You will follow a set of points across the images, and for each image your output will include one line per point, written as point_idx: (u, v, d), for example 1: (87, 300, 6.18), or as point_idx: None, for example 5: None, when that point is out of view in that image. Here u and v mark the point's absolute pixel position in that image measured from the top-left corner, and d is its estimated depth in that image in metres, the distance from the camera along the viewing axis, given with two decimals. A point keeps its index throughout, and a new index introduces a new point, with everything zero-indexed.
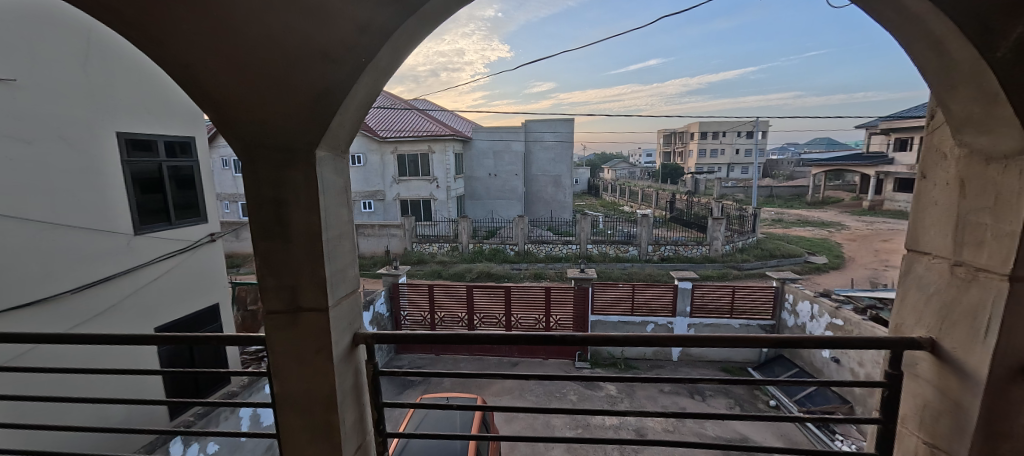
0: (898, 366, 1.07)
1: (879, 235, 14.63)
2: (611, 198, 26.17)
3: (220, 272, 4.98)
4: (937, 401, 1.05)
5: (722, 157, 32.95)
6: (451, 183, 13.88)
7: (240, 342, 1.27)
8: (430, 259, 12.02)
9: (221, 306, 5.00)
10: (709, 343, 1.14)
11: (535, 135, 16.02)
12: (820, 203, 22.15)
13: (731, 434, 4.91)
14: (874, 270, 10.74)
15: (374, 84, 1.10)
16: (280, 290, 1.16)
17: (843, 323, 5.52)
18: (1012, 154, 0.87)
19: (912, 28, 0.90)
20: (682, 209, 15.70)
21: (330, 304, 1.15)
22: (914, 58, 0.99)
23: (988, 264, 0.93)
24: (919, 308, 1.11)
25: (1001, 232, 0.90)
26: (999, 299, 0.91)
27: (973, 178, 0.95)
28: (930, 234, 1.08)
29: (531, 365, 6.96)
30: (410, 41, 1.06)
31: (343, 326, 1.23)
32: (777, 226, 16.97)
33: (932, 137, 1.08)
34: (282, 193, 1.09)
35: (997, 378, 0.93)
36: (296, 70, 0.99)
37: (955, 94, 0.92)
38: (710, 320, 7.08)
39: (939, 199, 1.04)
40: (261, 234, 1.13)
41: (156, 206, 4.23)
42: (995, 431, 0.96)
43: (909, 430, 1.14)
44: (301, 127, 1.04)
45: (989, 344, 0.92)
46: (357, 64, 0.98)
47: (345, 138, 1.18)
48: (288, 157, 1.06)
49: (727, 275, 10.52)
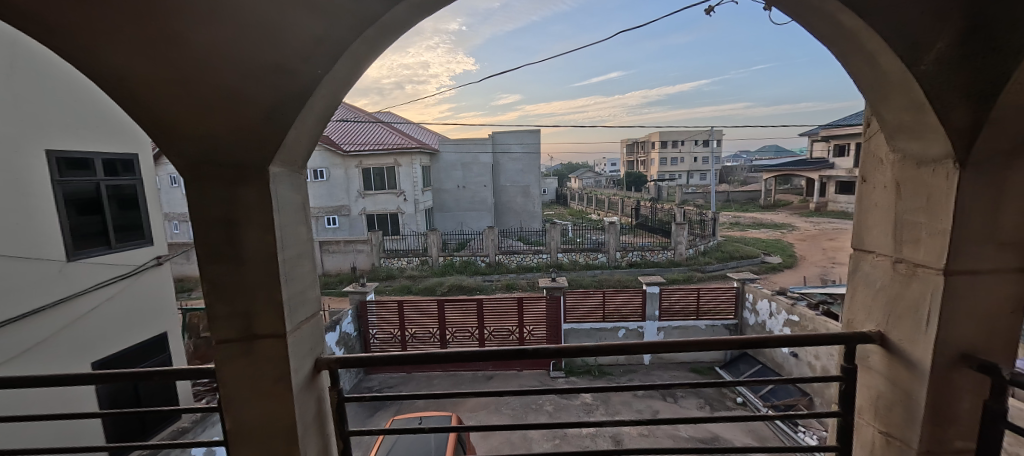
0: (851, 359, 1.13)
1: (825, 235, 15.76)
2: (579, 206, 26.71)
3: (169, 299, 4.64)
4: (889, 392, 1.11)
5: (681, 164, 34.60)
6: (419, 196, 13.67)
7: (188, 375, 1.14)
8: (399, 274, 11.71)
9: (170, 335, 4.64)
10: (679, 347, 1.18)
11: (504, 146, 16.12)
12: (772, 205, 23.57)
13: (703, 433, 5.04)
14: (823, 268, 11.55)
15: (333, 95, 1.06)
16: (232, 317, 1.08)
17: (799, 319, 5.85)
18: (940, 159, 0.95)
19: (849, 43, 0.96)
20: (647, 216, 16.23)
21: (288, 329, 1.09)
22: (848, 69, 1.06)
23: (924, 260, 1.00)
24: (868, 304, 1.17)
25: (935, 229, 0.98)
26: (936, 293, 0.98)
27: (909, 180, 1.03)
28: (873, 234, 1.15)
29: (506, 378, 6.86)
30: (369, 52, 1.03)
31: (304, 351, 1.16)
32: (736, 229, 17.99)
33: (869, 144, 1.17)
34: (234, 212, 1.02)
35: (939, 367, 0.99)
36: (247, 83, 0.93)
37: (887, 103, 0.99)
38: (678, 323, 7.31)
39: (879, 200, 1.12)
40: (210, 258, 1.05)
41: (94, 229, 3.85)
42: (940, 420, 1.03)
43: (866, 421, 1.19)
44: (254, 143, 0.98)
45: (931, 335, 0.99)
46: (313, 74, 0.94)
47: (301, 153, 1.13)
48: (240, 175, 1.00)
49: (692, 278, 10.96)
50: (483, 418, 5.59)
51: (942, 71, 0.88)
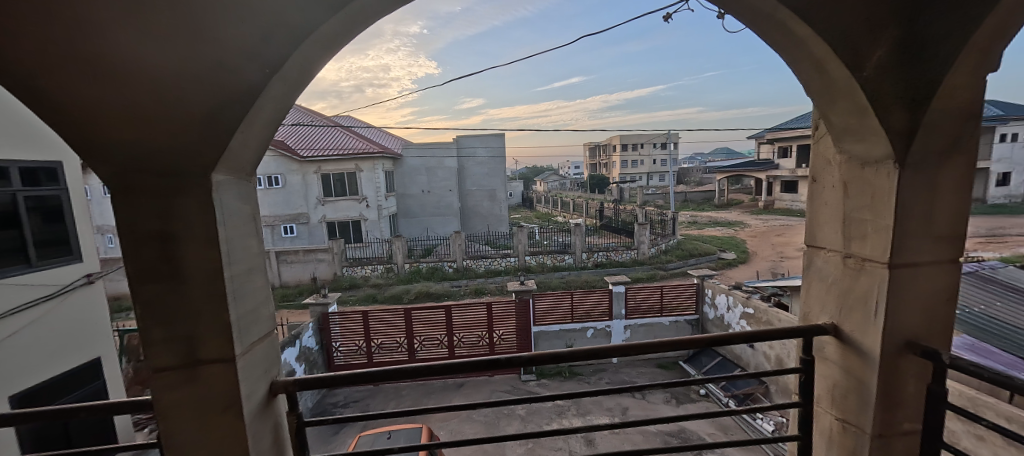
0: (809, 351, 1.19)
1: (773, 231, 16.93)
2: (544, 209, 27.06)
3: (103, 321, 4.19)
4: (844, 381, 1.17)
5: (641, 167, 36.04)
6: (383, 202, 13.25)
7: (120, 410, 1.00)
8: (363, 283, 11.28)
9: (106, 361, 4.18)
10: (647, 347, 1.21)
11: (468, 150, 16.01)
12: (725, 204, 25.03)
13: (669, 427, 5.20)
14: (773, 262, 12.39)
15: (284, 97, 0.97)
16: (170, 342, 0.96)
17: (754, 311, 6.20)
18: (881, 159, 1.02)
19: (797, 50, 1.01)
20: (611, 217, 16.68)
21: (237, 352, 0.98)
22: (797, 75, 1.12)
23: (872, 255, 1.07)
24: (822, 297, 1.24)
25: (880, 226, 1.04)
26: (883, 285, 1.05)
27: (855, 180, 1.10)
28: (824, 231, 1.22)
29: (477, 384, 6.76)
30: (323, 53, 0.96)
31: (258, 375, 1.06)
32: (694, 228, 18.92)
33: (819, 146, 1.24)
34: (170, 226, 0.91)
35: (887, 354, 1.07)
36: (185, 82, 0.83)
37: (834, 107, 1.05)
38: (643, 320, 7.54)
39: (830, 199, 1.19)
40: (141, 277, 0.93)
41: (11, 246, 3.40)
42: (889, 404, 1.10)
43: (824, 409, 1.25)
44: (194, 147, 0.87)
45: (879, 323, 1.06)
46: (262, 73, 0.85)
47: (249, 159, 1.03)
48: (178, 184, 0.89)
49: (655, 276, 11.38)
50: (455, 427, 5.45)
51: (881, 77, 0.95)
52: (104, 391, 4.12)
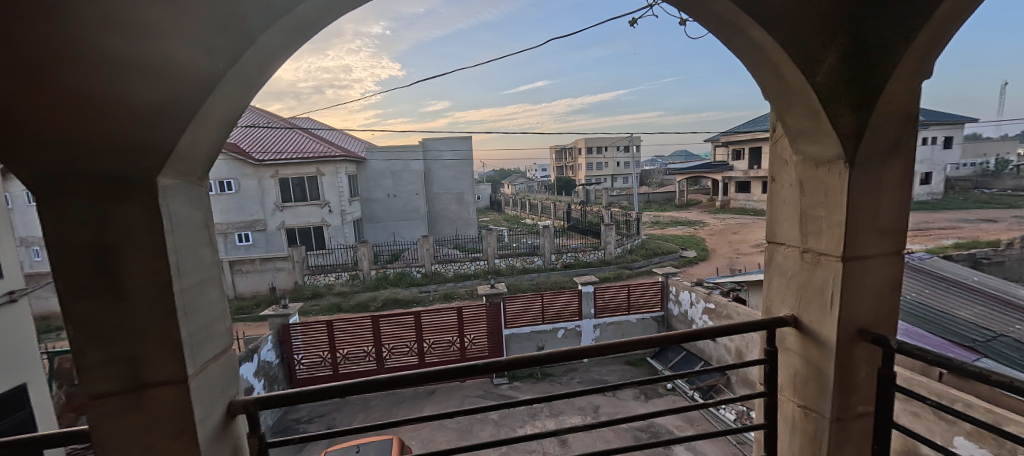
0: (773, 342, 1.25)
1: (729, 229, 17.96)
2: (513, 211, 27.15)
3: (30, 343, 3.73)
4: (805, 369, 1.24)
5: (606, 169, 37.13)
6: (346, 207, 12.77)
7: (51, 443, 0.89)
8: (327, 292, 10.78)
9: (32, 388, 3.72)
10: (622, 346, 1.23)
11: (435, 154, 15.79)
12: (686, 205, 26.25)
13: (639, 423, 5.33)
14: (730, 258, 13.13)
15: (240, 93, 0.90)
16: (111, 365, 0.86)
17: (715, 306, 6.51)
18: (832, 160, 1.10)
19: (756, 55, 1.07)
20: (578, 219, 17.02)
21: (190, 373, 0.89)
22: (757, 80, 1.17)
23: (826, 249, 1.15)
24: (782, 290, 1.31)
25: (833, 221, 1.12)
26: (838, 278, 1.13)
27: (810, 179, 1.18)
28: (783, 228, 1.30)
29: (448, 391, 6.63)
30: (282, 47, 0.89)
31: (213, 396, 0.96)
32: (656, 227, 19.71)
33: (777, 147, 1.31)
34: (111, 236, 0.81)
35: (842, 341, 1.15)
36: (125, 80, 0.74)
37: (791, 110, 1.11)
38: (612, 319, 7.72)
39: (787, 197, 1.27)
40: (73, 295, 0.82)
41: None
42: (845, 388, 1.18)
43: (786, 397, 1.31)
44: (137, 149, 0.78)
45: (834, 313, 1.14)
46: (215, 66, 0.78)
47: (201, 161, 0.94)
48: (118, 190, 0.80)
49: (622, 275, 11.72)
50: (427, 436, 5.32)
51: (831, 83, 1.02)
52: (31, 422, 3.65)
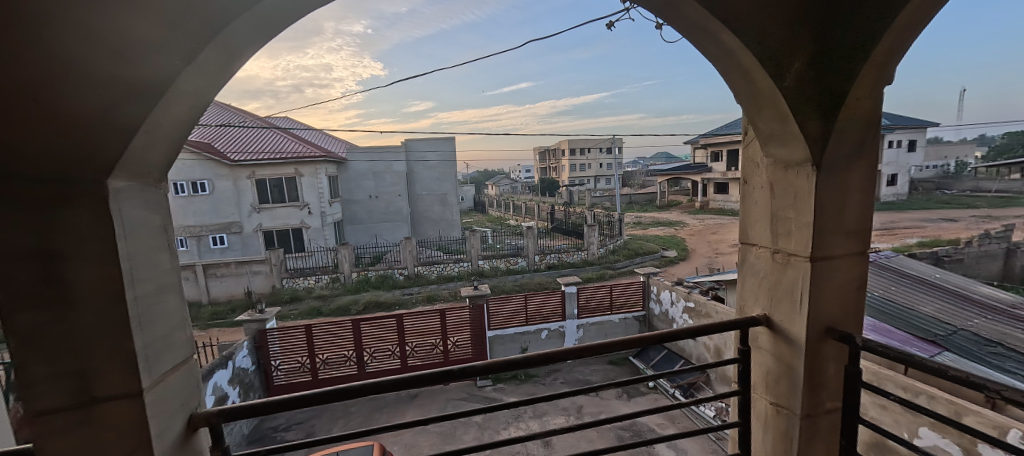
0: (746, 342, 1.28)
1: (708, 229, 18.39)
2: (497, 213, 27.10)
3: None
4: (776, 367, 1.27)
5: (589, 170, 37.51)
6: (326, 208, 12.48)
7: None
8: (306, 295, 10.50)
9: None
10: (599, 348, 1.23)
11: (418, 154, 15.62)
12: (666, 205, 26.76)
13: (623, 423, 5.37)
14: (709, 258, 13.45)
15: (199, 91, 0.86)
16: (52, 382, 0.78)
17: (695, 305, 6.65)
18: (800, 162, 1.13)
19: (726, 60, 1.09)
20: (562, 220, 17.11)
21: (146, 385, 0.84)
22: (729, 83, 1.19)
23: (796, 250, 1.18)
24: (755, 290, 1.34)
25: (802, 223, 1.15)
26: (806, 277, 1.16)
27: (780, 181, 1.20)
28: (755, 229, 1.32)
29: (431, 394, 6.54)
30: (245, 45, 0.86)
31: (171, 409, 0.91)
32: (639, 228, 20.02)
33: (748, 150, 1.34)
34: (53, 242, 0.75)
35: (811, 339, 1.18)
36: (70, 78, 0.68)
37: (761, 114, 1.13)
38: (595, 319, 7.79)
39: (758, 199, 1.29)
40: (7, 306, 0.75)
41: None
42: (814, 385, 1.21)
43: (760, 395, 1.34)
44: (84, 149, 0.73)
45: (803, 312, 1.17)
46: (173, 64, 0.74)
47: (155, 161, 0.88)
48: (62, 193, 0.73)
49: (605, 275, 11.84)
50: (409, 441, 5.23)
51: (799, 88, 1.05)
52: None
